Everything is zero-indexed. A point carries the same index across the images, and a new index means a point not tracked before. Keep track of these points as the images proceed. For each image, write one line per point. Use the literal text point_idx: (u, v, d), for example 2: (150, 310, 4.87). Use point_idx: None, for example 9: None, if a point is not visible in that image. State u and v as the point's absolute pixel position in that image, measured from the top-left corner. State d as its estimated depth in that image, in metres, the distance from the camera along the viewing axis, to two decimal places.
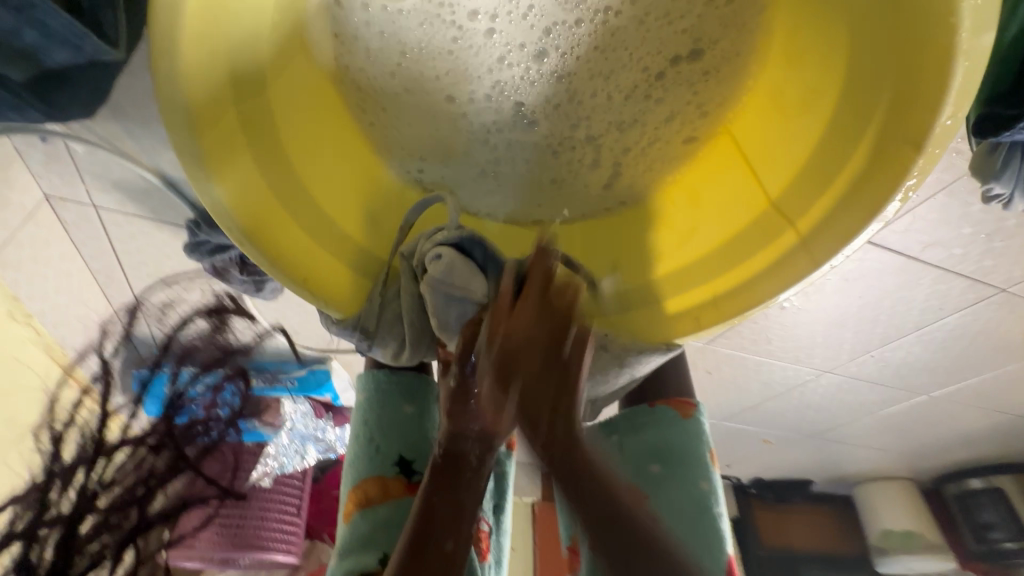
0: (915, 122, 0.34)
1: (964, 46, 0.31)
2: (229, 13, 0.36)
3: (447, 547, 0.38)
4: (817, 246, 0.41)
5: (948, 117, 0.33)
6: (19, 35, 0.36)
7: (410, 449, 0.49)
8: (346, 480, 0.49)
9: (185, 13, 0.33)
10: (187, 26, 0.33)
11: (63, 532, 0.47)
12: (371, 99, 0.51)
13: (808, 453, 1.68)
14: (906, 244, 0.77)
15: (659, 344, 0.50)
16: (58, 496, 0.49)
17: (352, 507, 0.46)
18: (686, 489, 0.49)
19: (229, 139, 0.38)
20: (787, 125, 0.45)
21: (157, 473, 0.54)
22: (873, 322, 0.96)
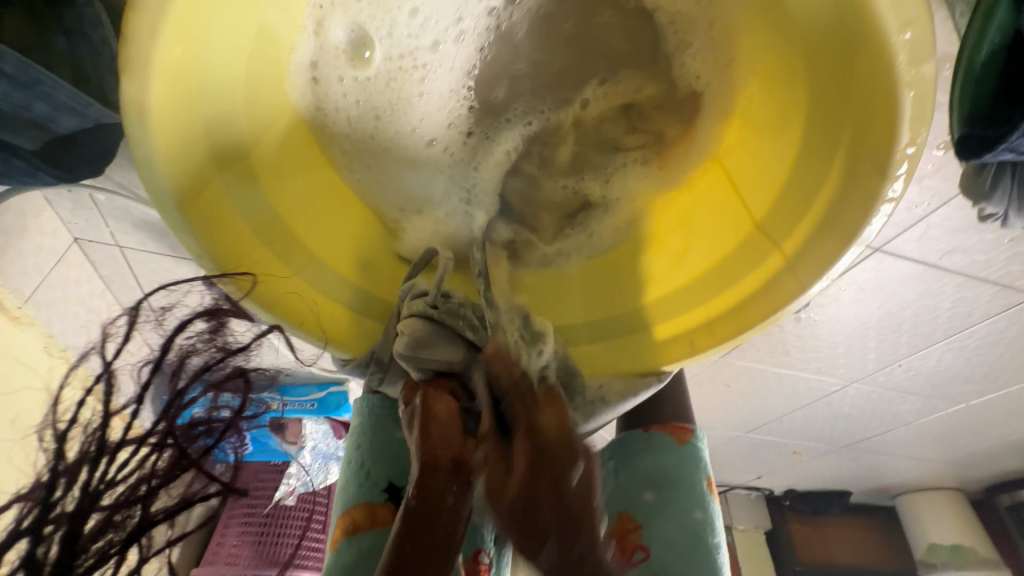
0: (873, 153, 0.34)
1: (907, 74, 0.31)
2: (202, 84, 0.36)
3: None
4: (802, 270, 0.41)
5: (908, 143, 0.33)
6: (30, 108, 0.39)
7: (401, 476, 0.49)
8: (336, 506, 0.50)
9: (154, 94, 0.33)
10: (155, 106, 0.33)
11: (66, 533, 0.33)
12: (359, 148, 0.50)
13: (844, 464, 1.61)
14: (924, 252, 0.74)
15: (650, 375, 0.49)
16: (61, 493, 0.36)
17: (340, 534, 0.46)
18: (681, 519, 0.48)
19: (213, 200, 0.40)
20: (763, 145, 0.44)
21: (160, 473, 0.38)
22: (898, 331, 0.92)
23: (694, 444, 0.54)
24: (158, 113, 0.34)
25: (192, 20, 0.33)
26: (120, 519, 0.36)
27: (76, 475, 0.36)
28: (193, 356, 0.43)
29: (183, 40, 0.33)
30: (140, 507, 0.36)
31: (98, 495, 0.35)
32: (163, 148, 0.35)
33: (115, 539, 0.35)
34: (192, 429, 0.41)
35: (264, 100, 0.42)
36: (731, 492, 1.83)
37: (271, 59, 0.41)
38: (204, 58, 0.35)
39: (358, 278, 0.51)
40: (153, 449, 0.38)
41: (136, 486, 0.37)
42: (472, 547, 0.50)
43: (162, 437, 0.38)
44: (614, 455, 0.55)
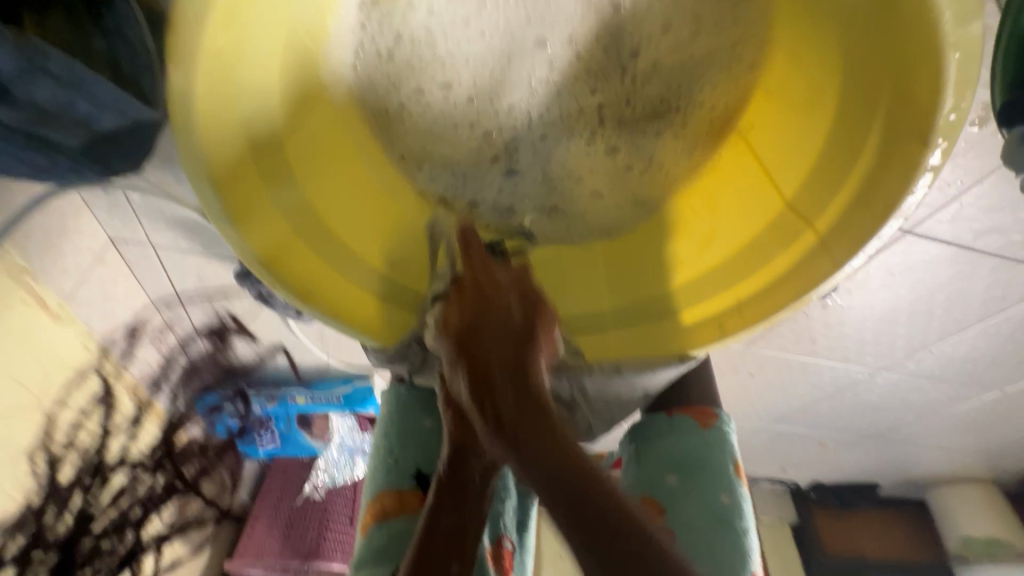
0: (912, 121, 0.35)
1: (952, 37, 0.31)
2: (246, 75, 0.37)
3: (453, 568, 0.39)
4: (837, 246, 0.41)
5: (950, 110, 0.33)
6: (73, 107, 0.41)
7: (428, 463, 0.50)
8: (365, 493, 0.50)
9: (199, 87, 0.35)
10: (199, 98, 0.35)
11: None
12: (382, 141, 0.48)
13: (872, 455, 1.58)
14: (956, 232, 0.72)
15: (671, 357, 0.49)
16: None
17: (370, 520, 0.47)
18: (702, 500, 0.49)
19: (251, 189, 0.41)
20: (792, 124, 0.44)
21: None
22: (928, 316, 0.90)
23: (720, 428, 0.53)
24: (198, 109, 0.35)
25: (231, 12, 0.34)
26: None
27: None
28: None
29: (229, 32, 0.34)
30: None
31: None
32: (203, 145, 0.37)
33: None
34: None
35: (293, 96, 0.42)
36: (755, 486, 1.81)
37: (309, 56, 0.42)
38: (241, 55, 0.36)
39: (391, 271, 0.51)
40: None
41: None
42: (496, 532, 0.50)
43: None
44: (636, 439, 0.55)
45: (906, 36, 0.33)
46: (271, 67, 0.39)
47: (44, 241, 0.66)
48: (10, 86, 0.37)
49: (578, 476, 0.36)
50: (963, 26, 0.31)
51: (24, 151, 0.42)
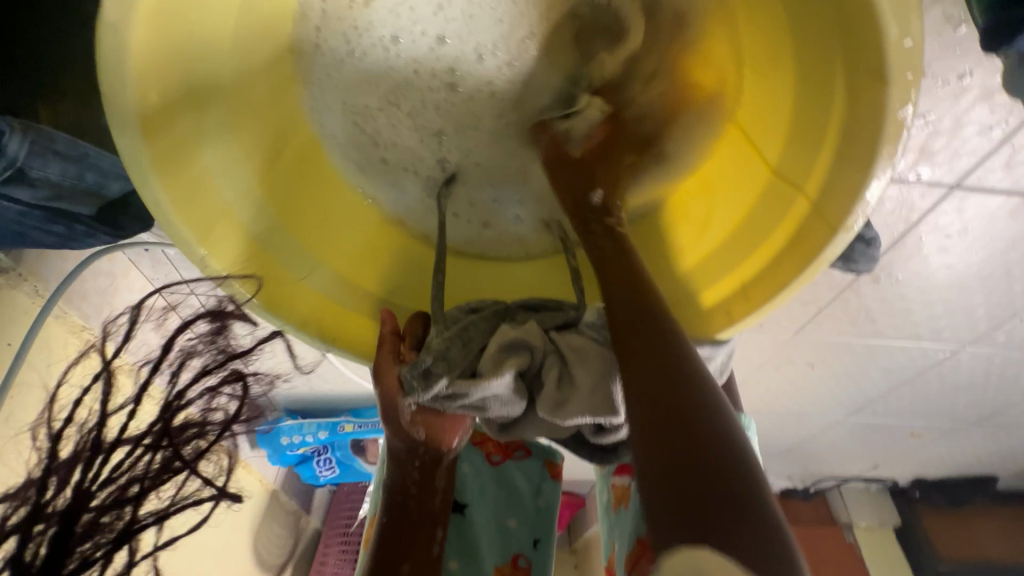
0: (871, 57, 0.31)
1: None
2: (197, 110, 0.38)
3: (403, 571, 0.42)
4: (831, 209, 0.37)
5: (901, 37, 0.30)
6: (82, 179, 0.46)
7: None
8: (370, 505, 0.52)
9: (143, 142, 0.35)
10: (150, 149, 0.36)
11: (56, 531, 0.34)
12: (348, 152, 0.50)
13: (980, 444, 1.39)
14: (1015, 179, 0.63)
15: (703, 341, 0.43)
16: (53, 493, 0.36)
17: (367, 532, 0.48)
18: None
19: (223, 225, 0.41)
20: (763, 83, 0.41)
21: (149, 475, 0.37)
22: (1008, 278, 0.79)
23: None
24: (154, 164, 0.36)
25: (163, 69, 0.35)
26: (106, 521, 0.36)
27: (67, 474, 0.36)
28: (192, 358, 0.41)
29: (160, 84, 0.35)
30: (131, 509, 0.36)
31: (89, 496, 0.35)
32: (171, 197, 0.37)
33: (102, 542, 0.35)
34: (183, 432, 0.39)
35: (252, 124, 0.43)
36: (846, 487, 1.65)
37: (261, 97, 0.43)
38: (187, 105, 0.38)
39: (386, 292, 0.50)
40: (147, 449, 0.37)
41: (125, 487, 0.37)
42: (509, 552, 0.50)
43: (155, 439, 0.37)
44: None
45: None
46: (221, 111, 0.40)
47: (100, 300, 0.74)
48: (26, 168, 0.42)
49: (722, 441, 0.29)
50: None
51: (45, 223, 0.47)
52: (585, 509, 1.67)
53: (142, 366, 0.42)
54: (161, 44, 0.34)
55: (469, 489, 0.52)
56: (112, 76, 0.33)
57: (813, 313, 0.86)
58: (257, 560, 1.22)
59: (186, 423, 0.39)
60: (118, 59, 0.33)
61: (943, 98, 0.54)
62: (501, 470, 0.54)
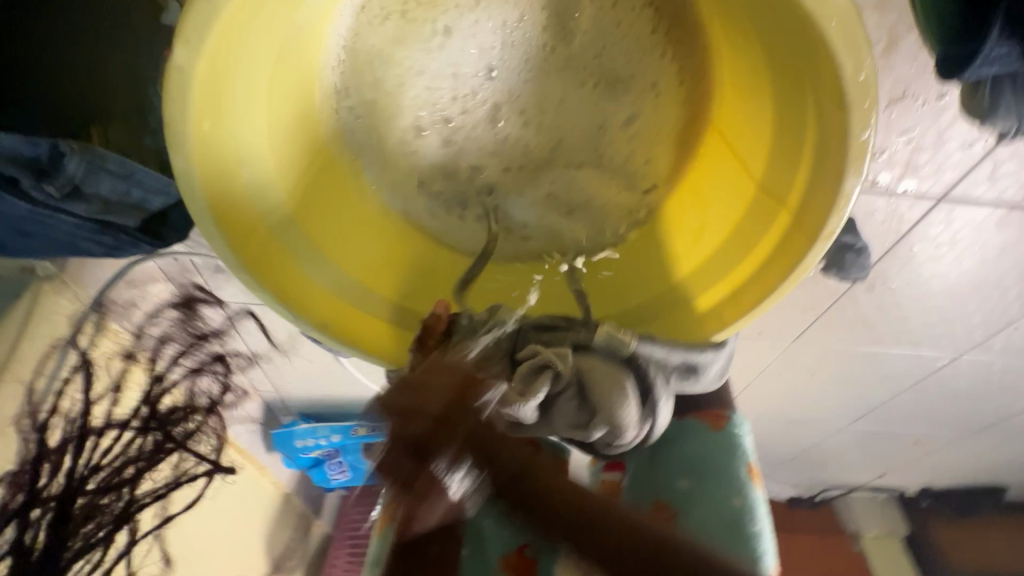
0: (832, 88, 0.35)
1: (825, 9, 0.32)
2: (238, 143, 0.43)
3: (432, 557, 0.43)
4: (810, 222, 0.41)
5: (860, 72, 0.34)
6: (130, 194, 0.50)
7: None
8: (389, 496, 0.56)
9: (195, 173, 0.40)
10: (200, 178, 0.41)
11: (54, 513, 0.46)
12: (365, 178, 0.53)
13: (987, 452, 1.39)
14: (999, 192, 0.66)
15: (705, 343, 0.47)
16: (46, 482, 0.47)
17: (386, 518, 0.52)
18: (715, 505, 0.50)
19: (260, 243, 0.47)
20: (746, 107, 0.45)
21: (142, 456, 0.52)
22: (1001, 287, 0.82)
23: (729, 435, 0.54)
24: (204, 189, 0.41)
25: (210, 100, 0.39)
26: (105, 504, 0.49)
27: (56, 461, 0.48)
28: (174, 342, 0.65)
29: (209, 119, 0.40)
30: (125, 492, 0.50)
31: (76, 488, 0.47)
32: (217, 219, 0.43)
33: (102, 521, 0.48)
34: (171, 415, 0.56)
35: (286, 152, 0.47)
36: (854, 496, 1.65)
37: (295, 129, 0.47)
38: (230, 124, 0.42)
39: (400, 299, 0.54)
40: (137, 433, 0.52)
41: (116, 472, 0.50)
42: (517, 540, 0.53)
43: (143, 429, 0.52)
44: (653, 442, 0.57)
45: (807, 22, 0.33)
46: (260, 133, 0.44)
47: None
48: (81, 185, 0.47)
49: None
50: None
51: (95, 235, 0.52)
52: None
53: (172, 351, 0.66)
54: (211, 75, 0.38)
55: None
56: (173, 103, 0.37)
57: (811, 319, 0.89)
58: (271, 560, 1.25)
59: (173, 415, 0.56)
60: (180, 91, 0.37)
61: (923, 117, 0.57)
62: None
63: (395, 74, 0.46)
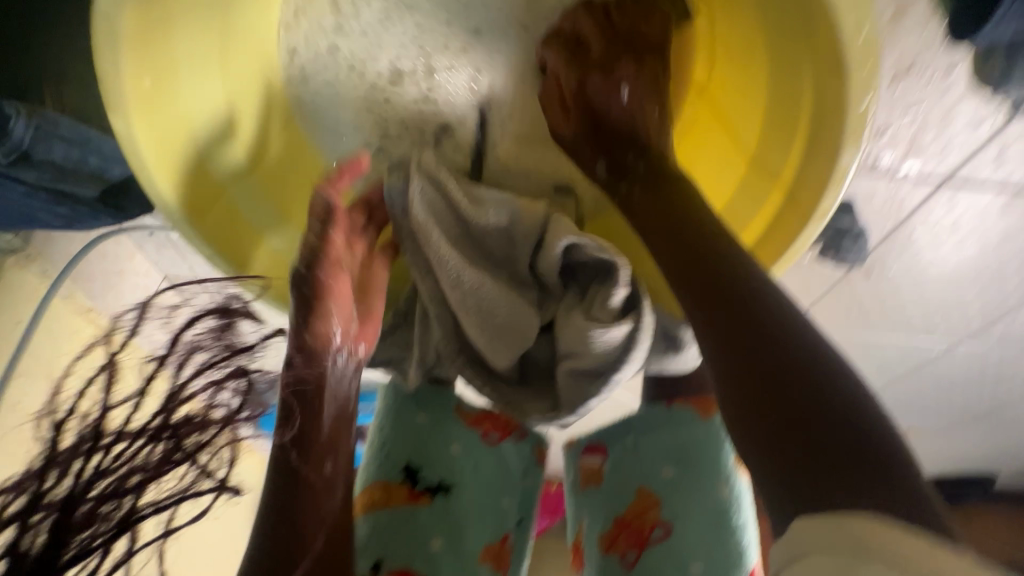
0: (832, 47, 0.33)
1: None
2: (175, 104, 0.48)
3: (302, 522, 0.39)
4: (804, 199, 0.38)
5: (864, 29, 0.32)
6: (86, 162, 0.48)
7: (418, 457, 0.52)
8: (360, 478, 0.53)
9: (141, 138, 0.44)
10: (144, 139, 0.44)
11: (54, 522, 0.28)
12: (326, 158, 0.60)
13: (978, 442, 1.39)
14: (1007, 174, 0.63)
15: None
16: (51, 479, 0.29)
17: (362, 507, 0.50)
18: (704, 496, 0.48)
19: (215, 213, 0.50)
20: (743, 78, 0.43)
21: (148, 467, 0.30)
22: (1002, 273, 0.79)
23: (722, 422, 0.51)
24: (151, 145, 0.45)
25: (148, 60, 0.44)
26: (106, 510, 0.29)
27: (66, 466, 0.29)
28: (196, 353, 0.32)
29: (150, 76, 0.44)
30: (130, 500, 0.30)
31: (83, 491, 0.29)
32: (173, 183, 0.46)
33: (102, 530, 0.29)
34: (187, 423, 0.31)
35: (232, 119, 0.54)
36: None
37: (236, 96, 0.54)
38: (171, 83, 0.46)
39: None
40: (147, 440, 0.30)
41: (126, 476, 0.30)
42: (500, 530, 0.52)
43: (154, 432, 0.30)
44: (634, 427, 0.53)
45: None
46: (202, 93, 0.51)
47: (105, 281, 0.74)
48: (30, 151, 0.44)
49: (857, 435, 0.29)
50: None
51: (50, 206, 0.49)
52: None
53: (148, 362, 0.33)
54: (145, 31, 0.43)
55: (459, 471, 0.53)
56: (107, 67, 0.41)
57: (804, 306, 0.87)
58: None
59: (188, 417, 0.31)
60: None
61: (930, 91, 0.54)
62: (495, 448, 0.55)
63: (340, 43, 0.58)
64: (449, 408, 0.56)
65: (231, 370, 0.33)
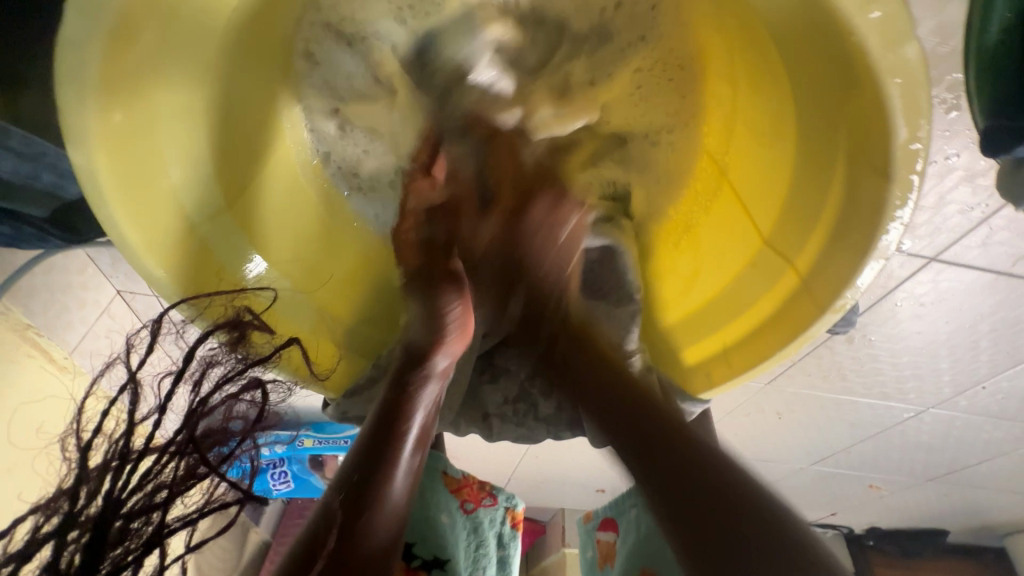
0: (874, 149, 0.31)
1: (887, 60, 0.28)
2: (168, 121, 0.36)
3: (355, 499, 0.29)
4: (821, 291, 0.36)
5: (910, 139, 0.30)
6: (38, 179, 0.42)
7: (411, 531, 0.48)
8: None
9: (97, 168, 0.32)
10: (103, 174, 0.33)
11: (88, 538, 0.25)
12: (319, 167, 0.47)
13: (933, 499, 1.42)
14: (990, 258, 0.65)
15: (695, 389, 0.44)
16: (82, 503, 0.27)
17: None
18: None
19: (198, 256, 0.39)
20: (761, 154, 0.41)
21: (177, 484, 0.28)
22: (974, 348, 0.81)
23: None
24: (110, 175, 0.33)
25: (124, 83, 0.32)
26: (136, 527, 0.26)
27: (95, 484, 0.27)
28: (213, 367, 0.33)
29: (119, 104, 0.32)
30: (161, 514, 0.27)
31: (118, 503, 0.26)
32: (133, 224, 0.35)
33: (132, 548, 0.26)
34: (207, 439, 0.30)
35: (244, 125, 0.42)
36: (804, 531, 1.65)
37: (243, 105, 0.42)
38: (157, 112, 0.35)
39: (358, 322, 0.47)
40: (170, 458, 0.28)
41: (153, 494, 0.28)
42: None
43: (181, 444, 0.28)
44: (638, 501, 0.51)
45: (855, 65, 0.29)
46: (197, 102, 0.38)
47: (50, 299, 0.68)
48: None
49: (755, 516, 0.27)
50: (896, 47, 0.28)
51: None
52: (545, 537, 1.64)
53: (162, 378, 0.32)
54: (131, 64, 0.32)
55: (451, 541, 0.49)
56: (64, 80, 0.30)
57: (785, 364, 0.87)
58: None
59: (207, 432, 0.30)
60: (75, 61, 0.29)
61: (930, 176, 0.55)
62: (473, 518, 0.53)
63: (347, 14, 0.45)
64: (438, 472, 0.52)
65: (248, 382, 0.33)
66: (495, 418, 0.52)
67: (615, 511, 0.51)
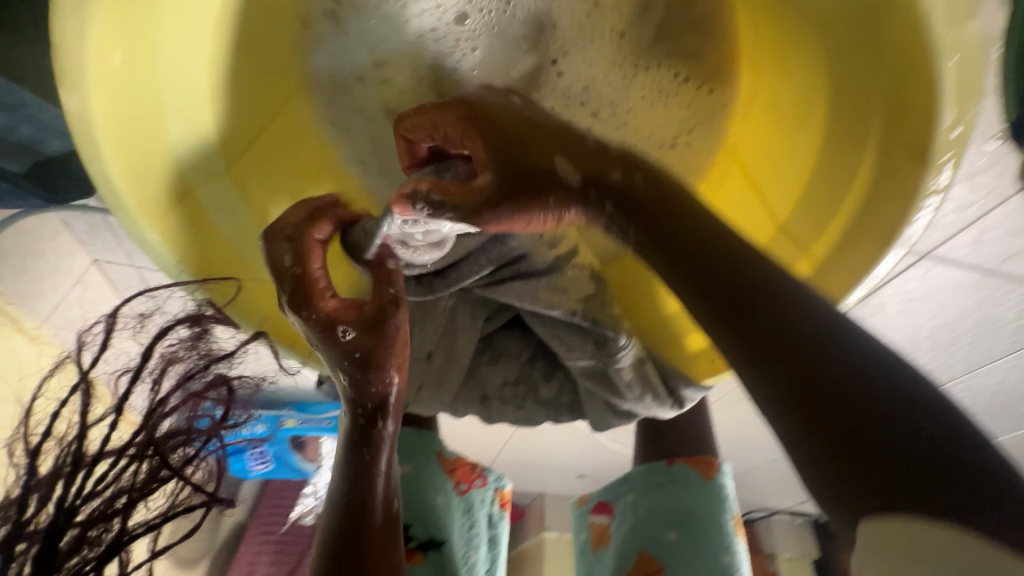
0: (914, 132, 0.31)
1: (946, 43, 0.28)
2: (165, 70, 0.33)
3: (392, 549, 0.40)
4: (835, 279, 0.36)
5: (954, 128, 0.29)
6: (15, 130, 0.39)
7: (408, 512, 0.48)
8: None
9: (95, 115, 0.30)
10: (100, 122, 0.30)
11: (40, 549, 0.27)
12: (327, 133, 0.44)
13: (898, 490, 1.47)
14: (980, 257, 0.67)
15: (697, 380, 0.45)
16: (34, 510, 0.28)
17: None
18: (702, 563, 0.45)
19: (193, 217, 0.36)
20: (784, 139, 0.40)
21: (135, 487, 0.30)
22: (954, 345, 0.84)
23: (720, 483, 0.49)
24: (106, 126, 0.31)
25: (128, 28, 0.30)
26: (95, 534, 0.28)
27: (47, 491, 0.29)
28: (173, 364, 0.33)
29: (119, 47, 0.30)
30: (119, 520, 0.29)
31: (74, 509, 0.28)
32: (126, 178, 0.32)
33: (90, 555, 0.28)
34: (169, 440, 0.31)
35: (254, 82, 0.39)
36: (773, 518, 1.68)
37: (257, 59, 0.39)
38: (166, 64, 0.33)
39: None
40: (130, 460, 0.30)
41: (113, 499, 0.29)
42: None
43: (140, 447, 0.30)
44: (632, 484, 0.51)
45: (905, 44, 0.29)
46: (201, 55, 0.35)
47: None
48: None
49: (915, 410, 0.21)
50: (956, 28, 0.28)
51: None
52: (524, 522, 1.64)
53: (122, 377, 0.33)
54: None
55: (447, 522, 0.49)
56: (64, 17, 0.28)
57: None
58: None
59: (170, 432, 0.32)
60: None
61: None
62: (466, 498, 0.52)
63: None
64: (433, 454, 0.51)
65: (211, 380, 0.34)
66: (494, 400, 0.50)
67: (613, 495, 0.52)
